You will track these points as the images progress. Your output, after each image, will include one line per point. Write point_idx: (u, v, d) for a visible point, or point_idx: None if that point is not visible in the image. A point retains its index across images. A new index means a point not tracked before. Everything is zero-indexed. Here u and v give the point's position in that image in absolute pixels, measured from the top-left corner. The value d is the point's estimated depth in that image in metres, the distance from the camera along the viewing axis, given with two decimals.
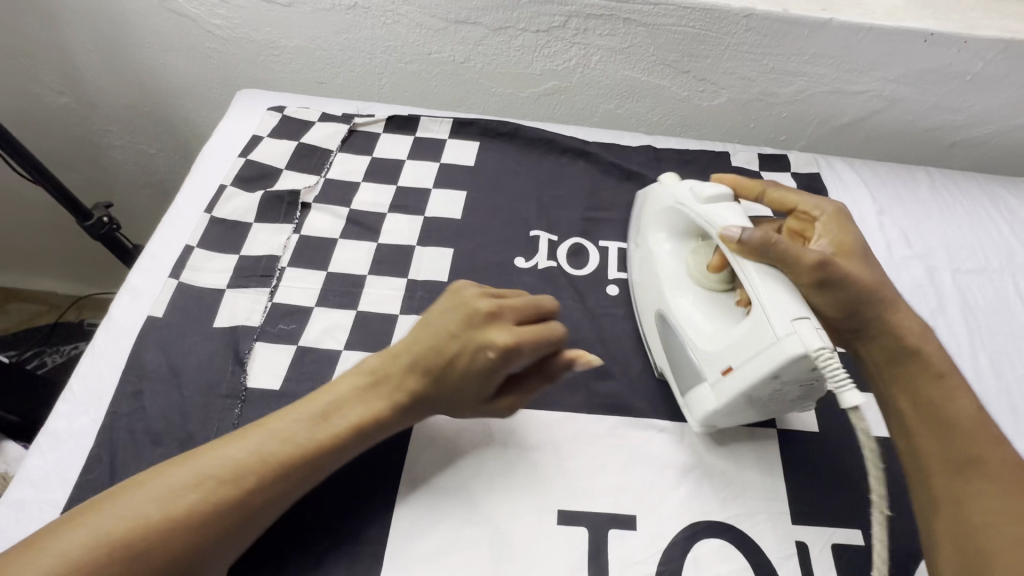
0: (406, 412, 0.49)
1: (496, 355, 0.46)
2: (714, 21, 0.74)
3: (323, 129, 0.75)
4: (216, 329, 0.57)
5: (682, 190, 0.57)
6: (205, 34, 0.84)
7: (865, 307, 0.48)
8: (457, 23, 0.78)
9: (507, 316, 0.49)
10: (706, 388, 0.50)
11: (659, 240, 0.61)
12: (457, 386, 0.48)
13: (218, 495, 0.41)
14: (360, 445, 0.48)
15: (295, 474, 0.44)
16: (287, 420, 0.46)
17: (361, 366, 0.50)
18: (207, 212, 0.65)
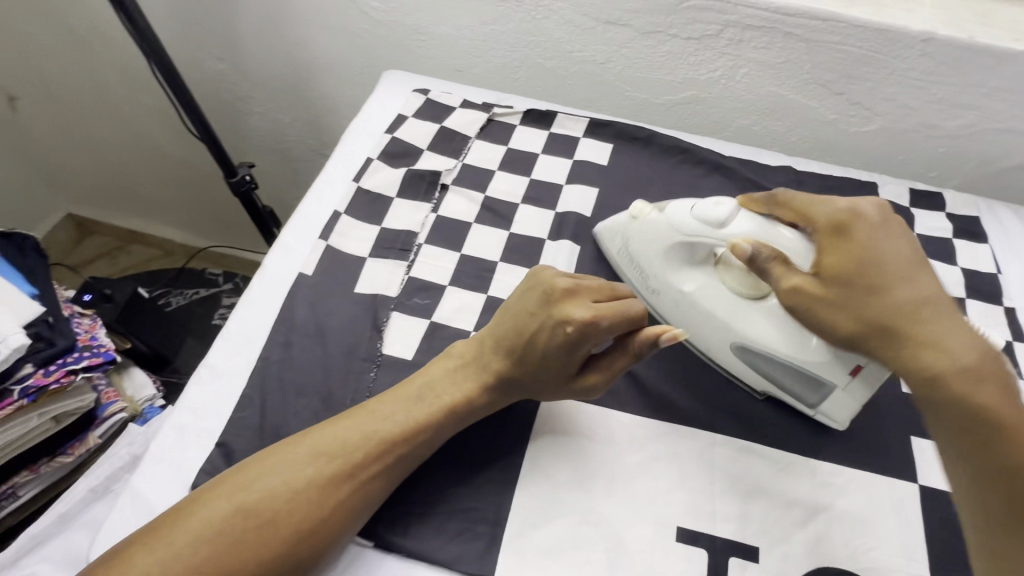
0: (502, 390, 0.51)
1: (573, 331, 0.48)
2: (885, 43, 0.70)
3: (464, 115, 0.77)
4: (357, 294, 0.59)
5: (680, 212, 0.54)
6: (361, 15, 0.88)
7: (864, 341, 0.45)
8: (607, 23, 0.78)
9: (585, 295, 0.50)
10: (838, 394, 0.50)
11: (680, 277, 0.56)
12: (541, 368, 0.50)
13: (333, 460, 0.46)
14: (457, 420, 0.50)
15: (396, 444, 0.48)
16: (389, 404, 0.50)
17: (455, 354, 0.53)
18: (354, 182, 0.69)
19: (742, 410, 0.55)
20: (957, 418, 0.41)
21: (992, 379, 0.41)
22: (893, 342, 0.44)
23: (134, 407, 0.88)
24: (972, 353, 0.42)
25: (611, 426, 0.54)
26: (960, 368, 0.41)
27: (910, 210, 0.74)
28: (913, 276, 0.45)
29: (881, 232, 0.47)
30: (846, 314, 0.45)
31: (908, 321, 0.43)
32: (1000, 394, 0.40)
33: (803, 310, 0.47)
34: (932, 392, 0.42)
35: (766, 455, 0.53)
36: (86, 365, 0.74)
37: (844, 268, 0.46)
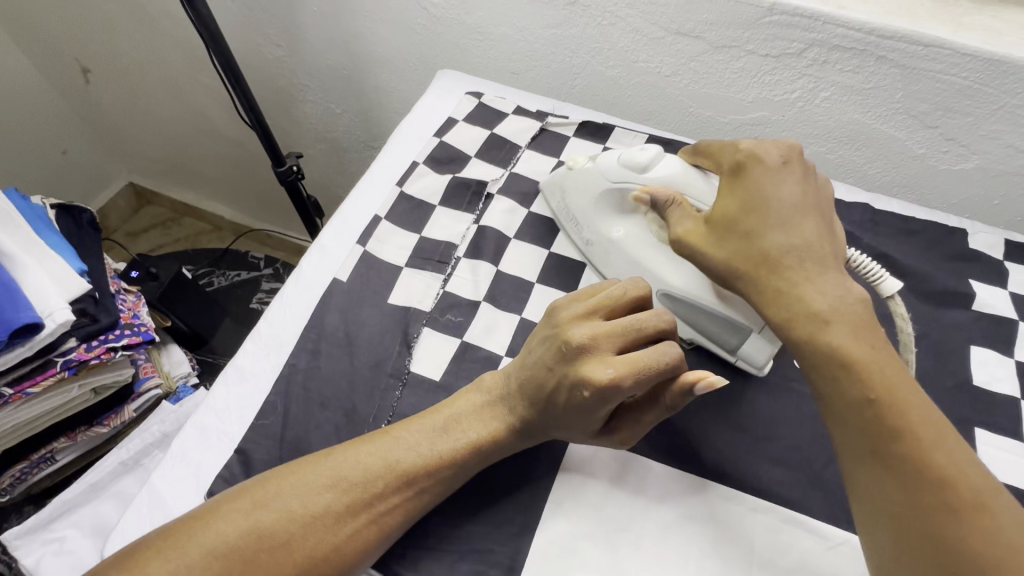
0: (531, 436, 0.48)
1: (591, 394, 0.43)
2: (997, 75, 0.62)
3: (516, 123, 0.74)
4: (390, 305, 0.58)
5: (607, 161, 0.56)
6: (420, 10, 0.86)
7: (731, 279, 0.45)
8: (678, 33, 0.72)
9: (596, 348, 0.44)
10: (754, 337, 0.51)
11: (610, 225, 0.58)
12: (567, 421, 0.46)
13: (353, 487, 0.44)
14: (483, 458, 0.47)
15: (418, 477, 0.46)
16: (411, 430, 0.47)
17: (480, 391, 0.50)
18: (398, 185, 0.67)
19: (790, 474, 0.50)
20: (812, 357, 0.41)
21: (843, 324, 0.40)
22: (759, 286, 0.44)
23: (168, 384, 0.90)
24: (827, 299, 0.41)
25: (644, 475, 0.50)
26: (813, 313, 0.41)
27: (1004, 264, 0.66)
28: (778, 228, 0.44)
29: (779, 176, 0.46)
30: (725, 255, 0.45)
31: (771, 267, 0.43)
32: (854, 335, 0.40)
33: (696, 256, 0.47)
34: (791, 329, 0.42)
35: (814, 530, 0.48)
36: (126, 344, 0.77)
37: (734, 213, 0.46)
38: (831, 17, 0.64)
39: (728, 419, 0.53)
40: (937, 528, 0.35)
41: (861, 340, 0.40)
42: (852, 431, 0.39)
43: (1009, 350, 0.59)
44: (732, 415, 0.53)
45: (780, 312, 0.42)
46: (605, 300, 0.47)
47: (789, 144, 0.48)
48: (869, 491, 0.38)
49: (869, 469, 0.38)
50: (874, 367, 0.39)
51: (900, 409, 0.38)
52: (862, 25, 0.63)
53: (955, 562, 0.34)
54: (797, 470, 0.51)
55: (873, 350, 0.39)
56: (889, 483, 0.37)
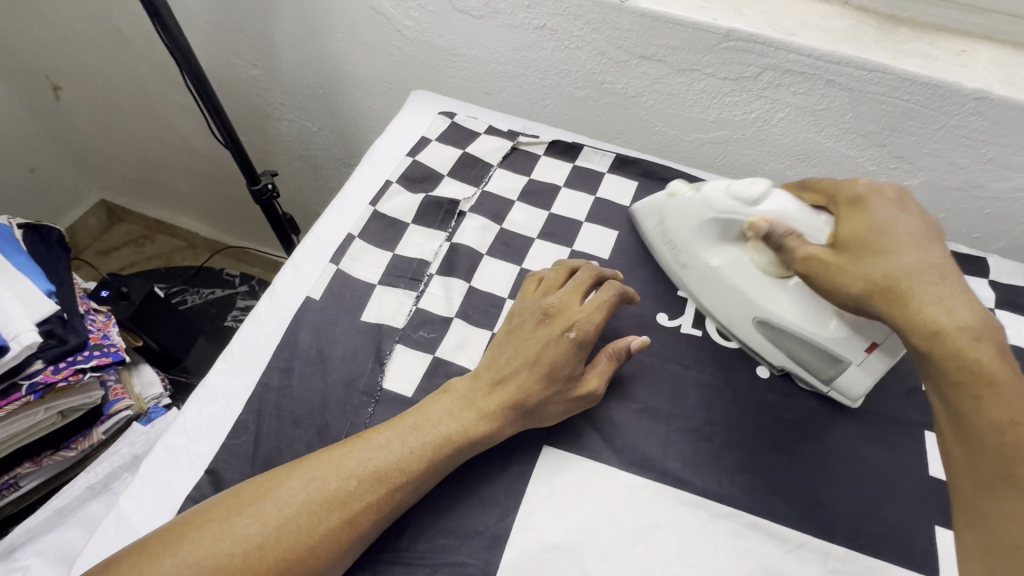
0: (515, 416, 0.51)
1: (576, 335, 0.52)
2: (935, 98, 0.66)
3: (488, 143, 0.76)
4: (363, 322, 0.58)
5: (715, 191, 0.56)
6: (394, 33, 0.88)
7: (868, 303, 0.45)
8: (641, 57, 0.76)
9: (571, 301, 0.55)
10: (853, 369, 0.53)
11: (710, 252, 0.59)
12: (553, 377, 0.51)
13: (327, 487, 0.45)
14: (456, 453, 0.49)
15: (390, 473, 0.46)
16: (385, 433, 0.49)
17: (452, 391, 0.52)
18: (371, 204, 0.68)
19: (752, 479, 0.52)
20: (950, 373, 0.41)
21: (990, 344, 0.40)
22: (899, 302, 0.44)
23: (140, 405, 0.88)
24: (971, 312, 0.42)
25: (612, 485, 0.51)
26: (964, 327, 0.41)
27: None
28: (911, 249, 0.45)
29: (897, 209, 0.48)
30: (863, 273, 0.46)
31: (918, 283, 0.43)
32: (1003, 359, 0.40)
33: (825, 277, 0.48)
34: (936, 347, 0.41)
35: (774, 533, 0.50)
36: (94, 364, 0.75)
37: (861, 236, 0.47)
38: (783, 43, 0.68)
39: (693, 428, 0.55)
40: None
41: (1007, 366, 0.40)
42: (981, 448, 0.39)
43: None
44: (695, 424, 0.55)
45: (933, 328, 0.42)
46: (558, 279, 0.58)
47: (897, 185, 0.51)
48: (992, 511, 0.38)
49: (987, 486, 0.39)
50: (1015, 390, 0.39)
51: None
52: (812, 51, 0.67)
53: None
54: (758, 475, 0.53)
55: (1015, 376, 0.40)
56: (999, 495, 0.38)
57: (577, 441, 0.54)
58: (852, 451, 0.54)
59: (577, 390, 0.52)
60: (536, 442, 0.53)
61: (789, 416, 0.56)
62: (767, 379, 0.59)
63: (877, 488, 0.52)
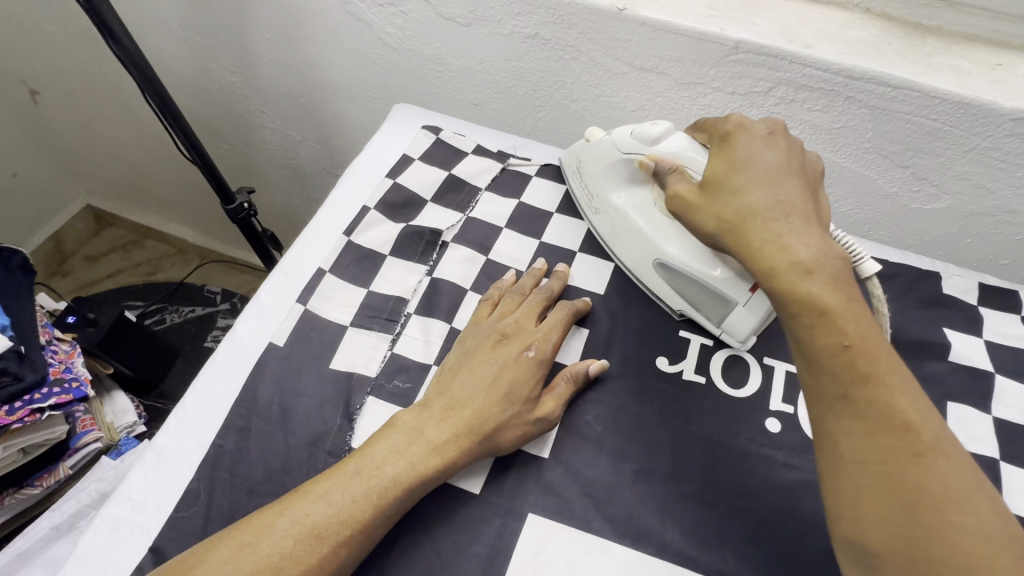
0: (470, 448, 0.46)
1: (534, 354, 0.51)
2: (967, 118, 0.60)
3: (475, 163, 0.70)
4: (331, 371, 0.53)
5: (621, 135, 0.58)
6: (376, 41, 0.82)
7: (714, 236, 0.46)
8: (642, 69, 0.69)
9: (527, 323, 0.53)
10: (739, 310, 0.53)
11: (617, 193, 0.61)
12: (512, 399, 0.48)
13: (259, 554, 0.40)
14: (406, 495, 0.44)
15: (333, 530, 0.41)
16: (325, 484, 0.43)
17: (400, 421, 0.47)
18: (346, 234, 0.62)
19: (761, 553, 0.47)
20: (789, 308, 0.41)
21: (823, 276, 0.41)
22: (741, 239, 0.44)
23: (111, 437, 0.84)
24: (810, 251, 0.42)
25: (604, 561, 0.46)
26: (795, 262, 0.41)
27: (978, 310, 0.64)
28: (758, 188, 0.45)
29: (764, 145, 0.48)
30: (716, 210, 0.46)
31: (755, 220, 0.44)
32: (834, 287, 0.40)
33: (686, 214, 0.48)
34: (774, 283, 0.42)
35: None
36: (53, 403, 0.70)
37: (721, 172, 0.47)
38: (798, 56, 0.61)
39: (696, 493, 0.50)
40: (910, 475, 0.35)
41: (838, 292, 0.40)
42: (852, 432, 0.37)
43: (987, 406, 0.56)
44: (698, 488, 0.50)
45: (807, 294, 0.40)
46: (510, 302, 0.55)
47: (773, 121, 0.50)
48: (857, 499, 0.36)
49: (867, 485, 0.36)
50: (846, 316, 0.39)
51: (858, 363, 0.38)
52: (830, 65, 0.61)
53: (916, 499, 0.35)
54: (768, 549, 0.47)
55: (847, 302, 0.40)
56: (880, 498, 0.35)
57: (566, 509, 0.48)
58: None
59: (536, 409, 0.49)
60: (520, 510, 0.48)
61: (803, 478, 0.51)
62: (778, 434, 0.53)
63: None
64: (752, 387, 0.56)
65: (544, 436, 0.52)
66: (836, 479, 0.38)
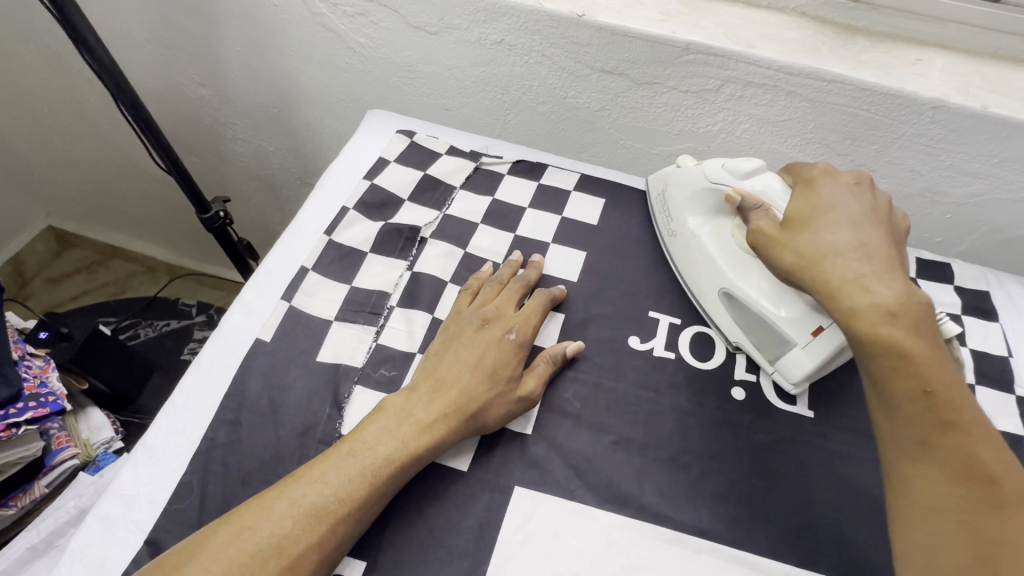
0: (460, 426, 0.49)
1: (516, 336, 0.54)
2: (893, 108, 0.66)
3: (449, 163, 0.73)
4: (318, 363, 0.55)
5: (714, 164, 0.60)
6: (347, 50, 0.84)
7: (795, 275, 0.49)
8: (602, 71, 0.74)
9: (508, 309, 0.57)
10: (796, 351, 0.53)
11: (699, 220, 0.62)
12: (497, 378, 0.51)
13: (259, 537, 0.41)
14: (399, 472, 0.46)
15: (330, 508, 0.43)
16: (321, 468, 0.45)
17: (391, 406, 0.50)
18: (326, 233, 0.64)
19: (731, 509, 0.51)
20: (868, 351, 0.43)
21: (907, 319, 0.43)
22: (818, 276, 0.47)
23: (87, 453, 0.82)
24: (896, 293, 0.44)
25: (588, 524, 0.49)
26: (879, 304, 0.43)
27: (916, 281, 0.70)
28: (840, 229, 0.49)
29: (847, 192, 0.52)
30: (800, 245, 0.49)
31: (833, 259, 0.47)
32: (917, 334, 0.43)
33: (765, 245, 0.51)
34: (852, 322, 0.44)
35: (755, 566, 0.48)
36: (29, 417, 0.70)
37: (805, 212, 0.51)
38: (742, 55, 0.67)
39: (669, 458, 0.53)
40: (978, 522, 0.38)
41: (920, 338, 0.42)
42: (926, 475, 0.40)
43: None
44: (672, 454, 0.53)
45: (881, 337, 0.43)
46: (490, 289, 0.59)
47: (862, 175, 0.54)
48: (930, 546, 0.38)
49: (938, 532, 0.38)
50: (925, 362, 0.42)
51: (945, 412, 0.41)
52: (771, 63, 0.67)
53: (988, 550, 0.37)
54: (738, 505, 0.51)
55: (932, 351, 0.42)
56: (952, 546, 0.38)
57: (551, 479, 0.51)
58: (830, 471, 0.54)
59: (521, 389, 0.52)
60: (506, 483, 0.51)
61: (767, 439, 0.55)
62: (743, 401, 0.57)
63: (855, 509, 0.52)
64: (717, 359, 0.60)
65: (527, 413, 0.54)
66: (905, 525, 0.40)
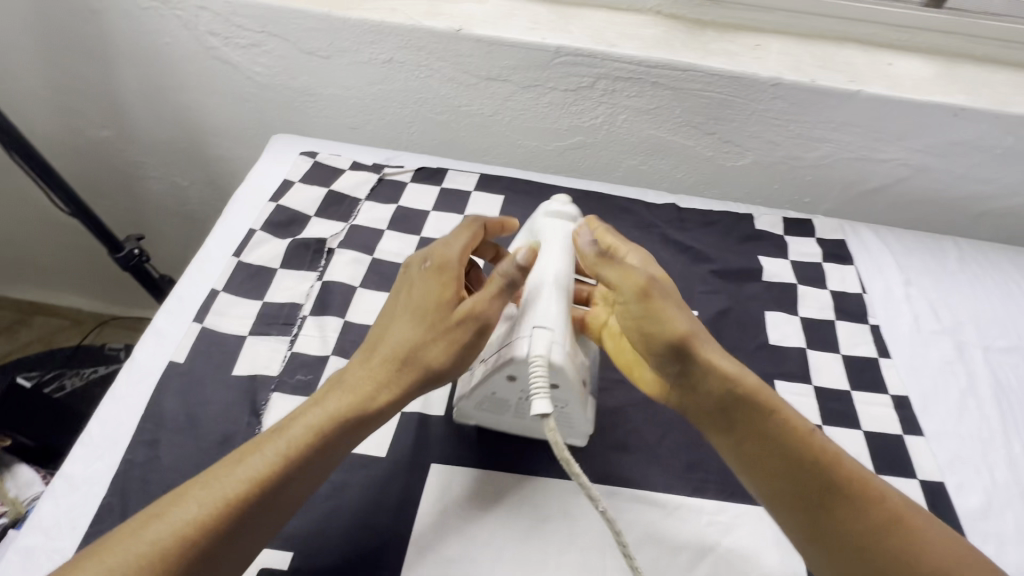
0: (399, 369, 0.47)
1: (433, 264, 0.52)
2: (741, 88, 0.75)
3: (354, 178, 0.77)
4: (234, 377, 0.57)
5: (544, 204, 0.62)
6: (245, 80, 0.87)
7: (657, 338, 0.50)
8: (488, 79, 0.80)
9: (434, 245, 0.55)
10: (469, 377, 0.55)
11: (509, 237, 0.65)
12: (424, 312, 0.50)
13: (174, 526, 0.39)
14: (329, 437, 0.44)
15: (247, 488, 0.41)
16: (243, 453, 0.43)
17: (336, 378, 0.48)
18: (235, 255, 0.67)
19: (630, 455, 0.57)
20: (732, 397, 0.48)
21: (730, 361, 0.50)
22: (693, 351, 0.49)
23: (16, 510, 0.76)
24: (722, 357, 0.50)
25: (502, 487, 0.53)
26: (722, 356, 0.50)
27: (784, 238, 0.80)
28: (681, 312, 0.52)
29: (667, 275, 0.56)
30: (675, 322, 0.51)
31: (700, 338, 0.50)
32: (739, 369, 0.49)
33: (649, 317, 0.51)
34: (723, 383, 0.48)
35: (654, 502, 0.54)
36: None
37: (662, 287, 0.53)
38: (607, 54, 0.75)
39: None
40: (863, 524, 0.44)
41: (750, 377, 0.49)
42: (806, 489, 0.46)
43: (793, 309, 0.72)
44: None
45: (731, 383, 0.48)
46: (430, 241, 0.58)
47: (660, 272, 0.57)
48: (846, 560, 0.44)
49: (847, 551, 0.44)
50: (769, 400, 0.48)
51: (816, 445, 0.46)
52: (632, 58, 0.74)
53: (881, 536, 0.44)
54: (636, 451, 0.57)
55: (761, 387, 0.48)
56: (856, 552, 0.44)
57: (466, 453, 0.55)
58: None
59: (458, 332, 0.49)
60: (425, 462, 0.54)
61: None
62: None
63: None
64: None
65: (440, 398, 0.59)
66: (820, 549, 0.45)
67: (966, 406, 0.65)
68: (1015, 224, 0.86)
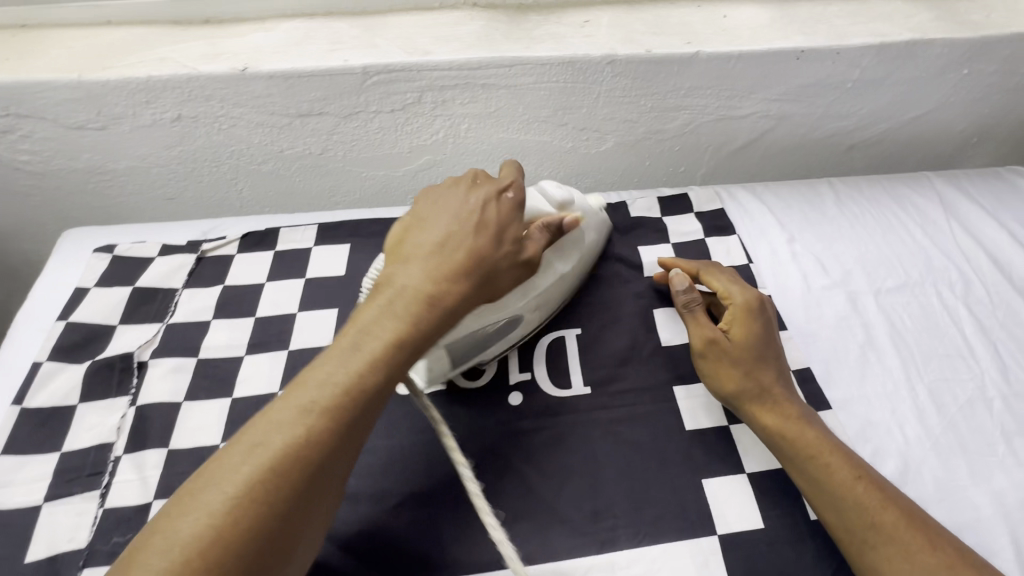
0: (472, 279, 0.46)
1: (512, 197, 0.50)
2: (577, 73, 0.69)
3: (165, 265, 0.65)
4: (27, 566, 0.46)
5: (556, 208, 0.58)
6: (16, 172, 0.72)
7: (744, 392, 0.54)
8: (301, 116, 0.69)
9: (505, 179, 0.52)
10: None
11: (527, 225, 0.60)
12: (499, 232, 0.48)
13: (282, 447, 0.37)
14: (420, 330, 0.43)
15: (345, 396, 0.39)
16: (326, 364, 0.40)
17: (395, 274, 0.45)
18: (16, 403, 0.54)
19: (528, 522, 0.50)
20: (795, 437, 0.51)
21: (789, 407, 0.53)
22: (748, 401, 0.54)
23: None
24: (792, 400, 0.54)
25: None
26: (764, 394, 0.54)
27: (662, 220, 0.75)
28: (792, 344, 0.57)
29: (768, 324, 0.58)
30: (740, 380, 0.54)
31: (772, 390, 0.54)
32: (798, 415, 0.52)
33: (714, 370, 0.56)
34: (771, 423, 0.52)
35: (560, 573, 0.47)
36: None
37: (752, 343, 0.56)
38: (422, 64, 0.66)
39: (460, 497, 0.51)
40: (891, 535, 0.45)
41: (806, 425, 0.52)
42: (839, 509, 0.47)
43: None
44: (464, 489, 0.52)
45: (794, 422, 0.52)
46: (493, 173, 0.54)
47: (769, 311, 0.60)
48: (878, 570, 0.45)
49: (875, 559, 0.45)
50: (802, 435, 0.51)
51: (838, 467, 0.48)
52: (450, 63, 0.66)
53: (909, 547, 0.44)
54: (534, 515, 0.50)
55: (802, 427, 0.51)
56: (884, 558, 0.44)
57: None
58: (614, 440, 0.55)
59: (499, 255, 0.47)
60: None
61: (551, 434, 0.55)
62: (520, 405, 0.57)
63: (642, 469, 0.53)
64: (488, 375, 0.60)
65: None
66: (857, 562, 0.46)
67: (868, 361, 0.62)
68: (884, 150, 0.85)
